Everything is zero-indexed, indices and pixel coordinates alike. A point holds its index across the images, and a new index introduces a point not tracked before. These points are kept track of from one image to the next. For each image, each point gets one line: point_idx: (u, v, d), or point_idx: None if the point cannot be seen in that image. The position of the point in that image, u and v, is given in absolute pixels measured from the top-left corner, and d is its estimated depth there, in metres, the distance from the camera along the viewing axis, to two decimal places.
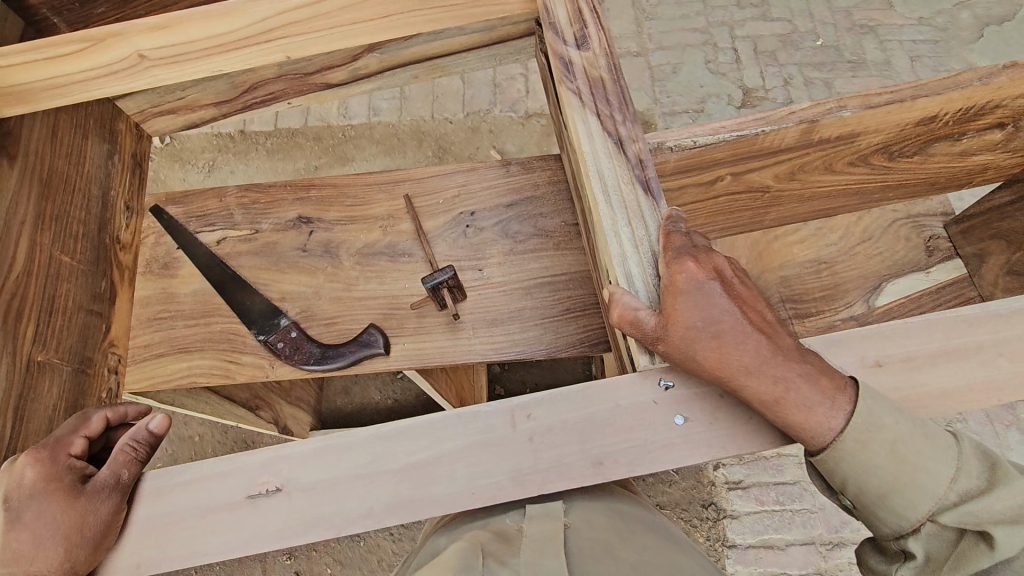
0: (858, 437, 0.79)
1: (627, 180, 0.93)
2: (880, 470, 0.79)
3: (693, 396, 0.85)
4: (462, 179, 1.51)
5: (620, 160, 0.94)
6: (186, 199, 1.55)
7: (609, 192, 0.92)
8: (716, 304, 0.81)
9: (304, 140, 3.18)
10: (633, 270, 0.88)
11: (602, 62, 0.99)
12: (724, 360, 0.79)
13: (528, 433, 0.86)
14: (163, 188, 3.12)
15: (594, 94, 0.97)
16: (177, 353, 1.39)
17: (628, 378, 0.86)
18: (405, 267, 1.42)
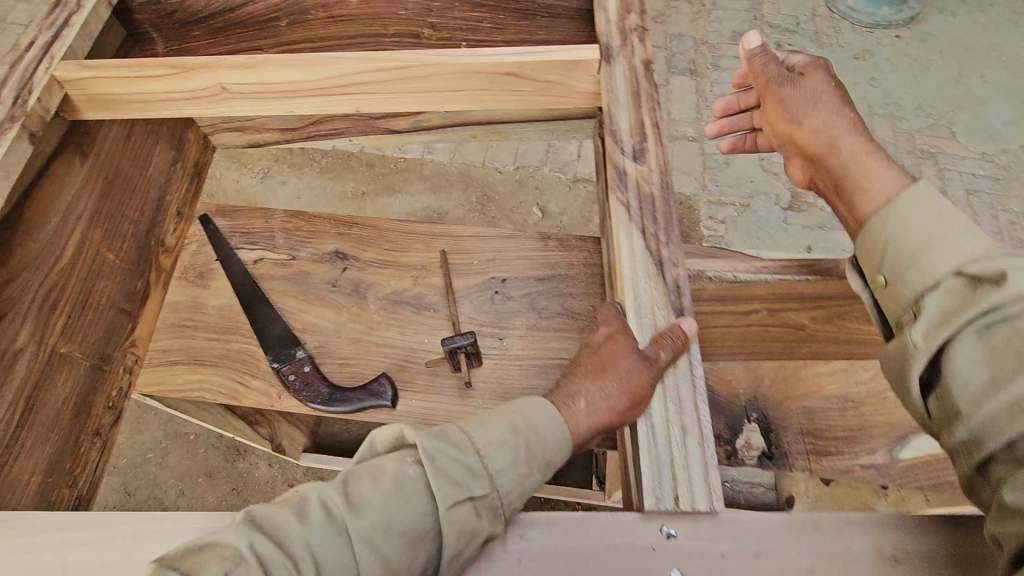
0: (905, 206, 0.89)
1: (661, 304, 0.93)
2: (910, 230, 0.87)
3: (694, 552, 0.79)
4: (499, 245, 1.54)
5: (657, 282, 0.93)
6: (235, 214, 1.61)
7: (642, 322, 0.92)
8: (817, 91, 1.13)
9: (357, 164, 3.29)
10: (654, 408, 0.89)
11: (656, 180, 0.99)
12: (810, 106, 1.11)
13: (517, 555, 0.81)
14: (215, 186, 3.24)
15: (643, 211, 0.97)
16: (192, 365, 1.41)
17: (630, 517, 0.82)
18: (427, 321, 1.43)
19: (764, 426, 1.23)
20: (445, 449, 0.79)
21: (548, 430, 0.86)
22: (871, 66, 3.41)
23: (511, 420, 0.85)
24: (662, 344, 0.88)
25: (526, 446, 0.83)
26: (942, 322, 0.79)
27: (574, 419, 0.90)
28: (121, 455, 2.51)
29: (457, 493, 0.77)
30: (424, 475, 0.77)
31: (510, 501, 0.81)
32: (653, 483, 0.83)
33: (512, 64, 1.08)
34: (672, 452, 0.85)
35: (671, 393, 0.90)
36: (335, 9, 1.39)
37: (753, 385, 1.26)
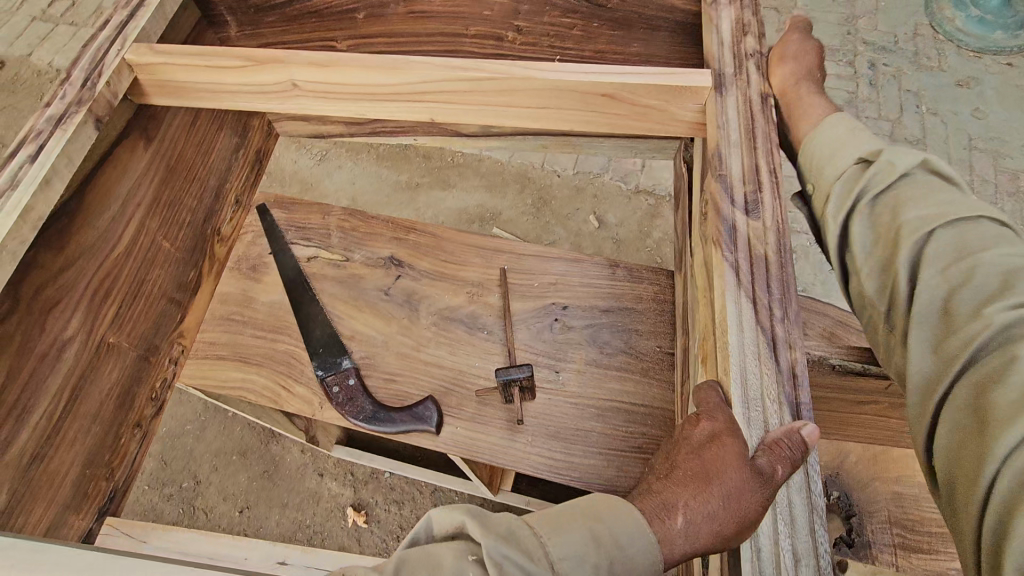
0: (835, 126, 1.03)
1: (773, 395, 0.72)
2: (841, 143, 1.01)
3: None
4: (563, 268, 1.44)
5: (770, 368, 0.74)
6: (293, 207, 1.57)
7: (751, 413, 0.71)
8: (817, 101, 1.09)
9: (414, 155, 3.23)
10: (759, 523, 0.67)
11: (771, 239, 0.83)
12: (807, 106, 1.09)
13: None
14: (274, 164, 3.24)
15: (754, 272, 0.80)
16: (237, 362, 1.37)
17: None
18: (480, 344, 1.35)
19: (847, 509, 1.14)
20: (514, 556, 0.61)
21: (635, 547, 0.66)
22: (975, 95, 3.12)
23: (593, 525, 0.66)
24: (781, 456, 0.66)
25: (609, 564, 0.64)
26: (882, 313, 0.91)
27: (666, 539, 0.66)
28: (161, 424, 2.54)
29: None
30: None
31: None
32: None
33: (615, 84, 0.98)
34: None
35: (783, 509, 0.68)
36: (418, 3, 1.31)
37: (837, 462, 1.16)
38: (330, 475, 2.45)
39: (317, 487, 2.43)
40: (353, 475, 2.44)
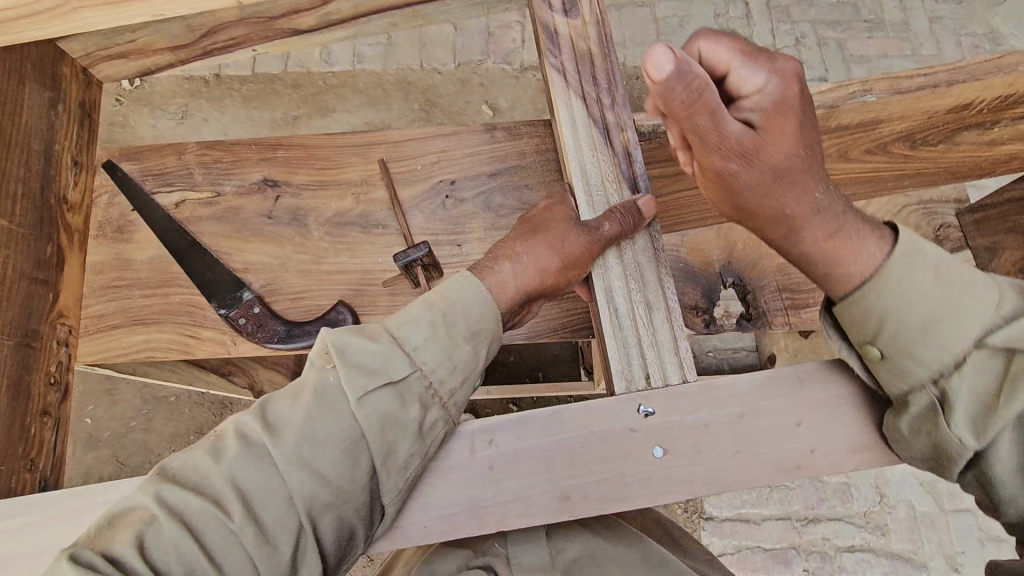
0: (904, 268, 0.78)
1: (614, 178, 0.85)
2: (907, 302, 0.78)
3: (678, 425, 0.77)
4: (442, 144, 1.41)
5: (607, 153, 0.85)
6: (142, 155, 1.45)
7: (593, 200, 0.84)
8: (868, 241, 0.80)
9: (283, 87, 2.99)
10: (615, 286, 0.84)
11: (591, 34, 0.89)
12: (842, 253, 0.80)
13: (487, 460, 0.78)
14: (132, 134, 2.94)
15: (580, 72, 0.87)
16: (133, 326, 1.31)
17: (609, 400, 0.78)
18: (378, 239, 1.34)
19: (741, 289, 1.25)
20: (355, 341, 0.78)
21: (465, 299, 0.83)
22: None
23: (423, 298, 0.82)
24: (611, 215, 0.81)
25: (442, 318, 0.81)
26: (994, 395, 0.74)
27: (499, 283, 0.87)
28: (104, 427, 2.46)
29: (372, 382, 0.76)
30: (339, 375, 0.76)
31: (441, 378, 0.79)
32: (622, 365, 0.79)
33: None
34: (639, 331, 0.80)
35: (631, 268, 0.85)
36: None
37: (727, 250, 1.25)
38: None
39: None
40: None
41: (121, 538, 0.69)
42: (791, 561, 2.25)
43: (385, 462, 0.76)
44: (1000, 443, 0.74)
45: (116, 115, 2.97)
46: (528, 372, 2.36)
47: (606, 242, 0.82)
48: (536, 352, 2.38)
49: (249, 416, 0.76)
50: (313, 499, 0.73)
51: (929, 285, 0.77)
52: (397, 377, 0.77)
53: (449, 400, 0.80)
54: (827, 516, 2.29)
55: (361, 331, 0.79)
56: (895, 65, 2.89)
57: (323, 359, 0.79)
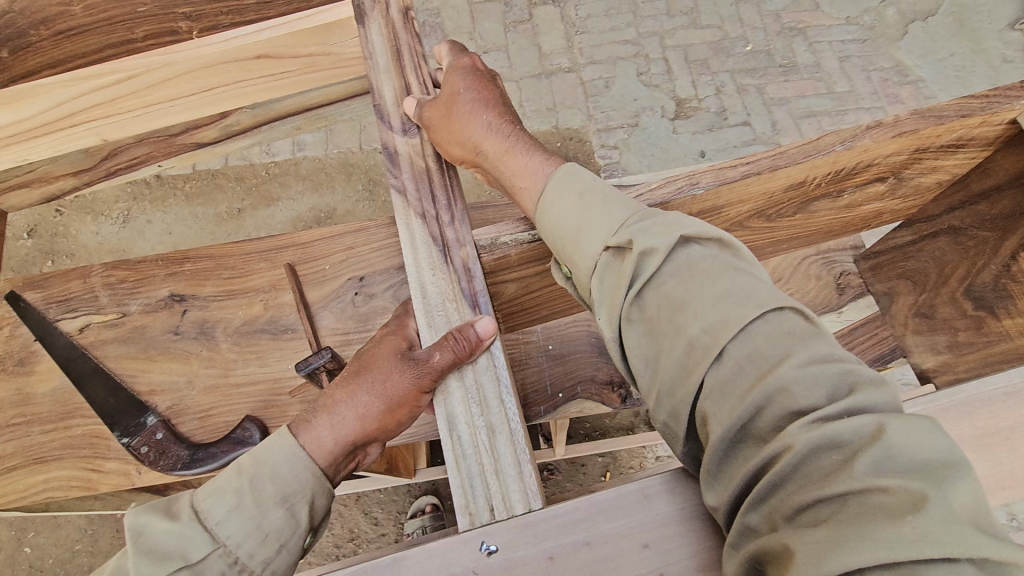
0: (554, 188, 0.86)
1: (452, 296, 0.81)
2: (619, 279, 0.78)
3: (524, 562, 0.66)
4: (349, 241, 1.40)
5: (444, 272, 0.82)
6: (46, 283, 1.42)
7: (433, 319, 0.81)
8: (531, 158, 0.90)
9: (225, 181, 3.02)
10: (457, 412, 0.78)
11: (429, 153, 0.90)
12: (518, 169, 0.91)
13: None
14: (76, 243, 2.93)
15: (419, 190, 0.87)
16: (33, 465, 1.24)
17: (445, 541, 0.67)
18: (288, 345, 1.31)
19: None
20: (153, 521, 0.76)
21: (277, 459, 0.82)
22: None
23: (237, 462, 0.82)
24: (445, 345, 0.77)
25: (252, 483, 0.79)
26: (617, 292, 0.77)
27: (319, 440, 0.85)
28: (46, 556, 2.32)
29: (165, 568, 0.73)
30: (133, 562, 0.73)
31: (250, 551, 0.77)
32: (464, 499, 0.71)
33: (262, 44, 0.93)
34: (482, 460, 0.75)
35: (473, 391, 0.80)
36: (59, 22, 1.15)
37: None
38: None
39: None
40: None
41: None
42: None
43: None
44: (636, 340, 0.76)
45: (58, 225, 2.96)
46: None
47: (438, 373, 0.79)
48: None
49: None
50: None
51: (568, 204, 0.84)
52: (195, 558, 0.74)
53: (261, 571, 0.76)
54: None
55: (164, 511, 0.77)
56: (812, 103, 3.03)
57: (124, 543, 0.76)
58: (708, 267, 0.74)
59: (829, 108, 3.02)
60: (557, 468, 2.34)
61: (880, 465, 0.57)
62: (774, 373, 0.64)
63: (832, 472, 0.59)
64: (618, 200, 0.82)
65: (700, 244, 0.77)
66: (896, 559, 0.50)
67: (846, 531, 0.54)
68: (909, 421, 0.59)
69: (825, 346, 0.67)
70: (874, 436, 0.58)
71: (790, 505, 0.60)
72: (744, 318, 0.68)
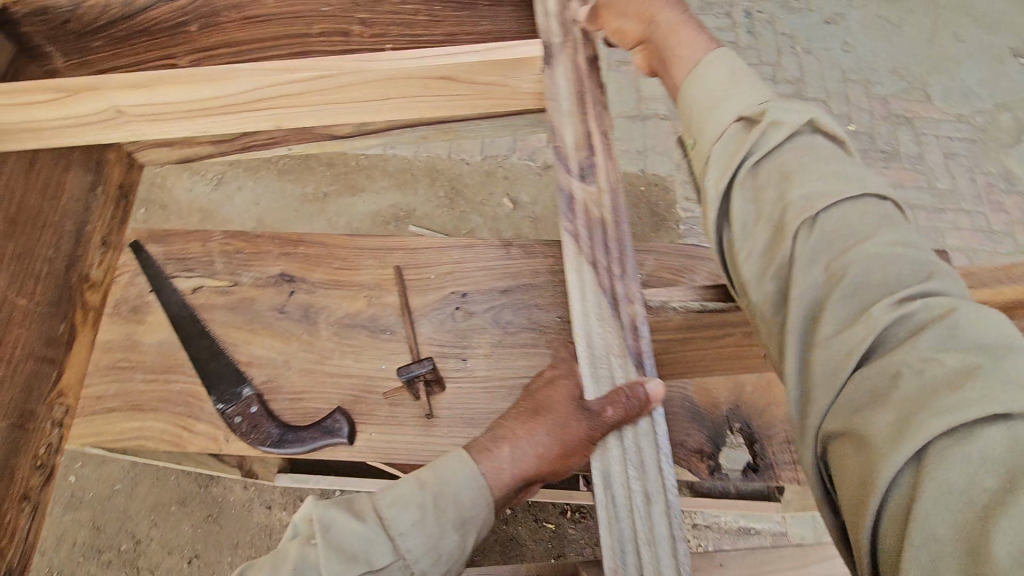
0: (709, 62, 0.97)
1: (617, 351, 0.79)
2: (742, 140, 0.88)
3: None
4: (458, 256, 1.43)
5: (612, 325, 0.80)
6: (169, 239, 1.49)
7: (597, 372, 0.78)
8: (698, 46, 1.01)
9: (316, 164, 3.13)
10: (613, 471, 0.76)
11: (607, 202, 0.87)
12: (680, 41, 1.02)
13: None
14: (169, 196, 3.07)
15: (592, 239, 0.85)
16: (130, 411, 1.29)
17: None
18: (385, 345, 1.33)
19: (748, 435, 1.22)
20: (342, 519, 0.79)
21: (458, 481, 0.82)
22: (843, 30, 3.26)
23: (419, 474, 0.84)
24: (615, 401, 0.75)
25: (435, 501, 0.81)
26: (728, 157, 0.89)
27: (496, 469, 0.84)
28: (88, 488, 2.41)
29: (352, 568, 0.77)
30: (322, 554, 0.77)
31: (425, 568, 0.79)
32: (612, 562, 0.70)
33: (450, 66, 0.95)
34: (636, 525, 0.73)
35: (633, 452, 0.77)
36: (248, 9, 1.22)
37: (736, 394, 1.23)
38: (279, 505, 2.37)
39: (268, 519, 2.36)
40: (303, 500, 2.37)
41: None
42: None
43: None
44: (740, 208, 0.86)
45: (156, 176, 3.11)
46: None
47: (608, 428, 0.76)
48: None
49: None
50: None
51: (708, 87, 0.95)
52: (378, 565, 0.78)
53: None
54: None
55: (351, 510, 0.80)
56: (908, 195, 2.95)
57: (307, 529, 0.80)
58: (825, 153, 0.84)
59: (925, 202, 2.94)
60: (589, 512, 2.30)
61: (944, 345, 0.65)
62: (863, 246, 0.74)
63: (904, 342, 0.67)
64: (757, 90, 0.92)
65: (816, 138, 0.87)
66: (954, 439, 0.58)
67: (912, 413, 0.62)
68: (982, 312, 0.66)
69: (909, 235, 0.76)
70: (944, 313, 0.67)
71: (858, 399, 0.68)
72: (847, 194, 0.78)
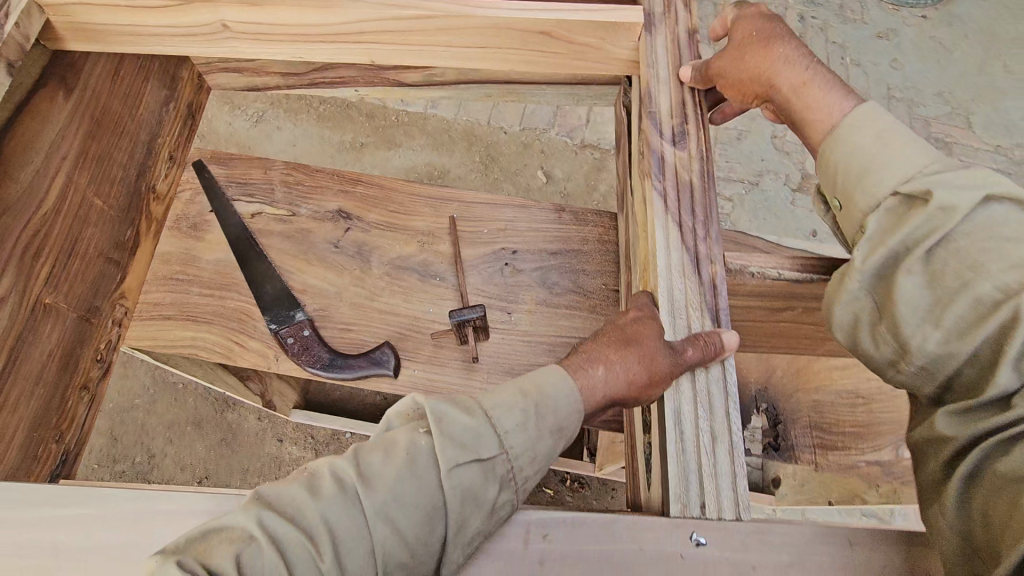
0: (855, 123, 0.93)
1: (697, 306, 0.83)
2: (921, 217, 0.81)
3: (725, 564, 0.69)
4: (511, 215, 1.47)
5: (694, 281, 0.83)
6: (231, 163, 1.53)
7: (675, 321, 0.82)
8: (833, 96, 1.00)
9: (357, 114, 3.15)
10: (685, 403, 0.79)
11: (697, 168, 0.92)
12: (811, 102, 1.01)
13: (540, 557, 0.70)
14: (207, 128, 3.09)
15: (681, 198, 0.89)
16: (185, 322, 1.35)
17: (659, 522, 0.71)
18: (434, 290, 1.38)
19: (773, 416, 1.26)
20: (451, 409, 0.71)
21: (560, 391, 0.77)
22: (893, 47, 3.25)
23: (521, 381, 0.77)
24: (696, 343, 0.77)
25: (540, 405, 0.75)
26: (889, 242, 0.83)
27: (589, 387, 0.80)
28: (107, 401, 2.47)
29: (462, 456, 0.69)
30: (432, 440, 0.69)
31: (525, 469, 0.73)
32: (679, 489, 0.73)
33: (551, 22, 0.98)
34: (701, 460, 0.75)
35: (705, 395, 0.79)
36: None
37: (765, 377, 1.25)
38: (290, 439, 2.45)
39: (278, 451, 2.43)
40: (313, 437, 2.45)
41: (220, 555, 0.60)
42: None
43: (457, 539, 0.68)
44: (904, 292, 0.81)
45: None
46: None
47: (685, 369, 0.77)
48: None
49: (343, 459, 0.69)
50: (390, 560, 0.65)
51: (861, 151, 0.91)
52: (486, 457, 0.70)
53: (524, 489, 0.73)
54: None
55: (456, 402, 0.73)
56: None
57: (410, 422, 0.72)
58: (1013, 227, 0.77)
59: None
60: (588, 482, 2.36)
61: None
62: None
63: None
64: (927, 149, 0.87)
65: (1006, 204, 0.79)
66: None
67: None
68: None
69: None
70: None
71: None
72: None
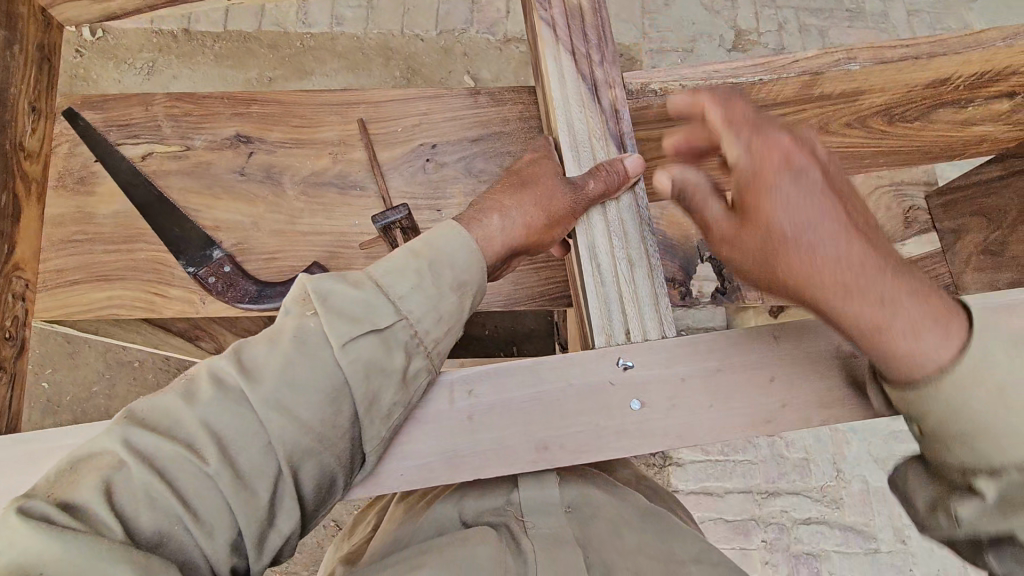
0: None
1: (599, 133, 0.95)
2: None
3: (653, 381, 0.83)
4: (424, 107, 1.37)
5: (592, 108, 0.95)
6: (106, 104, 1.37)
7: (580, 152, 0.94)
8: (930, 325, 0.64)
9: (258, 46, 2.88)
10: (598, 244, 0.92)
11: None
12: (901, 338, 0.64)
13: (467, 411, 0.82)
14: (96, 89, 2.79)
15: (569, 27, 0.97)
16: (96, 282, 1.26)
17: (587, 356, 0.84)
18: (356, 201, 1.30)
19: (718, 265, 1.30)
20: (338, 287, 0.77)
21: (455, 245, 0.84)
22: None
23: (414, 246, 0.83)
24: (598, 175, 0.89)
25: (430, 266, 0.82)
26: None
27: (488, 236, 0.90)
28: (64, 393, 2.38)
29: (356, 329, 0.76)
30: (321, 321, 0.75)
31: (427, 330, 0.80)
32: (603, 320, 0.87)
33: None
34: (620, 287, 0.88)
35: (615, 228, 0.93)
36: None
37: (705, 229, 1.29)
38: None
39: None
40: None
41: (84, 486, 0.64)
42: (753, 533, 2.23)
43: (368, 411, 0.76)
44: None
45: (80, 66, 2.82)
46: (504, 347, 2.25)
47: (589, 199, 0.90)
48: (511, 326, 2.27)
49: (224, 362, 0.73)
50: (294, 444, 0.71)
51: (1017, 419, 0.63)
52: (383, 325, 0.77)
53: (433, 349, 0.80)
54: (787, 490, 2.27)
55: (345, 280, 0.79)
56: None
57: (301, 306, 0.77)
58: None
59: None
60: None
61: None
62: None
63: None
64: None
65: None
66: None
67: None
68: None
69: None
70: None
71: None
72: None
